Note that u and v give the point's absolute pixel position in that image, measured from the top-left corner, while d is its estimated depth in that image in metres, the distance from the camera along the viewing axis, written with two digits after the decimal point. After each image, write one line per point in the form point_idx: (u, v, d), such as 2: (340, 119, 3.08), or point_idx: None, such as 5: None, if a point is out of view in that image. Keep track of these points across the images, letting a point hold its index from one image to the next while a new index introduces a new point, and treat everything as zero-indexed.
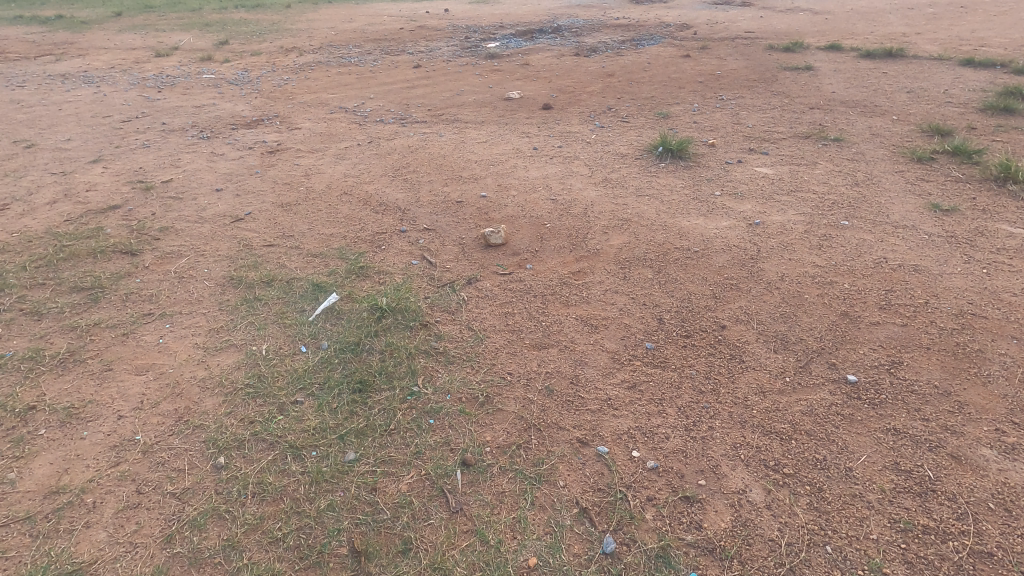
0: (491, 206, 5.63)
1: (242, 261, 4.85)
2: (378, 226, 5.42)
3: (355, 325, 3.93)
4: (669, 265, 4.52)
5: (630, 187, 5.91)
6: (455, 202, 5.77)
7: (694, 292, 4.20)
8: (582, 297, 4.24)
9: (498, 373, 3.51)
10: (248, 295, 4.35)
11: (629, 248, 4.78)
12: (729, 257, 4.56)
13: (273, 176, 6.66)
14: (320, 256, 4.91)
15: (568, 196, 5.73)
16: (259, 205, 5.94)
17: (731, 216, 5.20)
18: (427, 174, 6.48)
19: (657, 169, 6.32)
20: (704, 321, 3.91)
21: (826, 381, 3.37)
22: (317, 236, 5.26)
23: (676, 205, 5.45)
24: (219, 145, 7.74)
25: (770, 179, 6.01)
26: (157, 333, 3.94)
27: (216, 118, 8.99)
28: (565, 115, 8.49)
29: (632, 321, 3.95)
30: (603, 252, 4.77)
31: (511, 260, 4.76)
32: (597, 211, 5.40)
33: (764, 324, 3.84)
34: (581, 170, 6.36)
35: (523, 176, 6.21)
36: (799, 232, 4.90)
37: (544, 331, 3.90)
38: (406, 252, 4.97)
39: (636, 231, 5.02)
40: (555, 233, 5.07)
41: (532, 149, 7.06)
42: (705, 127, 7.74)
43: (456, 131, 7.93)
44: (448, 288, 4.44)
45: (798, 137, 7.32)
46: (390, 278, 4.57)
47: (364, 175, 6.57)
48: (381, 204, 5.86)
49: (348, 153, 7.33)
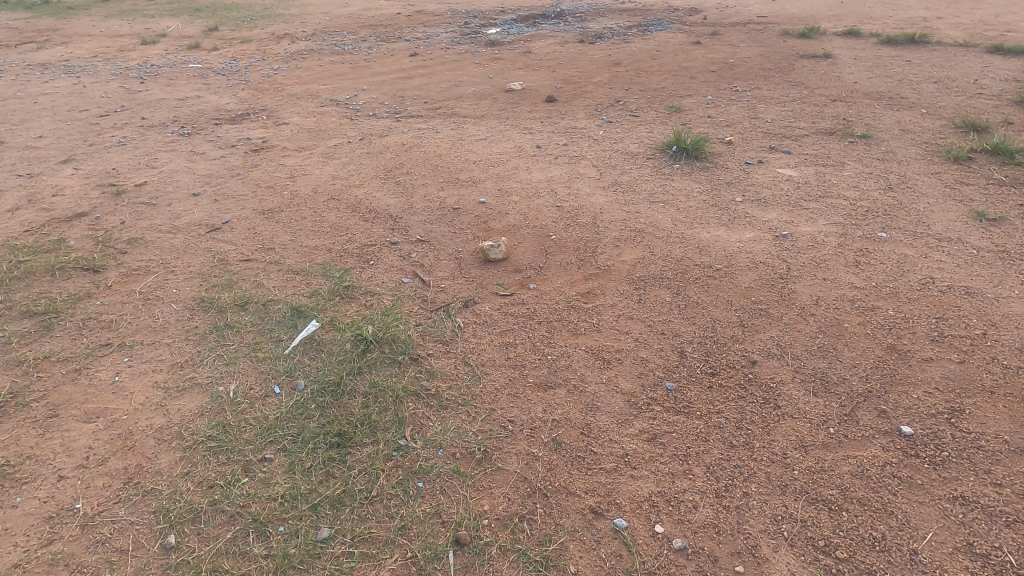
0: (490, 214, 5.14)
1: (215, 279, 4.40)
2: (367, 236, 4.95)
3: (336, 360, 3.47)
4: (688, 286, 4.04)
5: (642, 191, 5.42)
6: (451, 209, 5.29)
7: (718, 319, 3.73)
8: (593, 324, 3.78)
9: (498, 422, 3.07)
10: (219, 321, 3.90)
11: (644, 264, 4.30)
12: (755, 277, 4.08)
13: (256, 178, 6.17)
14: (302, 273, 4.45)
15: (575, 202, 5.24)
16: (239, 212, 5.46)
17: (755, 227, 4.72)
18: (421, 176, 5.98)
19: (671, 171, 5.82)
20: (732, 356, 3.45)
21: (877, 433, 2.92)
22: (300, 249, 4.79)
23: (694, 214, 4.97)
24: (199, 143, 7.23)
25: (795, 182, 5.51)
26: (112, 369, 3.50)
27: (200, 112, 8.48)
28: (570, 109, 7.95)
29: (649, 355, 3.50)
30: (615, 269, 4.29)
31: (513, 279, 4.29)
32: (607, 220, 4.91)
33: (800, 360, 3.37)
34: (589, 172, 5.86)
35: (526, 179, 5.72)
36: (832, 246, 4.42)
37: (550, 367, 3.44)
38: (396, 268, 4.50)
39: (651, 244, 4.54)
40: (561, 246, 4.59)
41: (535, 147, 6.55)
42: (721, 122, 7.21)
43: (454, 127, 7.40)
44: (442, 312, 3.97)
45: (821, 133, 6.80)
46: (378, 301, 4.11)
47: (354, 177, 6.07)
48: (371, 211, 5.38)
49: (337, 151, 6.83)
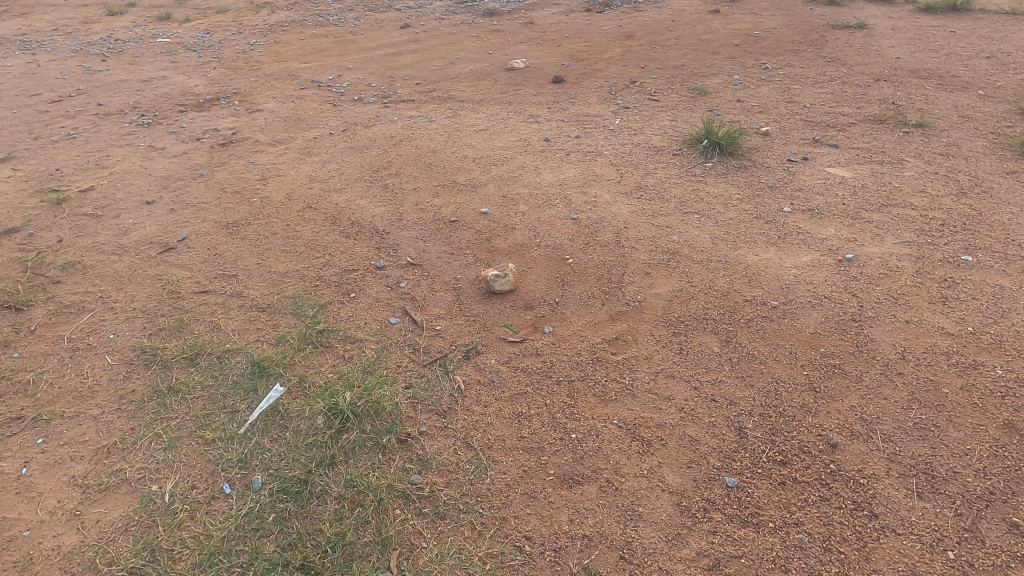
0: (494, 229, 4.36)
1: (162, 319, 3.63)
2: (349, 259, 4.17)
3: (303, 444, 2.74)
4: (739, 331, 3.30)
5: (671, 198, 4.62)
6: (448, 223, 4.50)
7: (781, 379, 3.00)
8: (625, 385, 3.05)
9: (511, 540, 2.37)
10: (161, 382, 3.15)
11: (682, 300, 3.55)
12: (821, 318, 3.33)
13: (221, 181, 5.34)
14: (268, 312, 3.70)
15: (593, 213, 4.45)
16: (198, 225, 4.66)
17: (811, 247, 3.94)
18: (412, 178, 5.16)
19: (703, 171, 5.00)
20: (805, 435, 2.73)
21: (1014, 560, 2.22)
22: (267, 276, 4.02)
23: (735, 230, 4.18)
24: (160, 135, 6.35)
25: (851, 185, 4.71)
26: (22, 456, 2.78)
27: (164, 95, 7.56)
28: (581, 91, 7.06)
29: (698, 433, 2.77)
30: (647, 306, 3.54)
31: (524, 319, 3.54)
32: (633, 238, 4.13)
33: (893, 443, 2.66)
34: (607, 172, 5.05)
35: (534, 183, 4.92)
36: (909, 273, 3.66)
37: (575, 451, 2.72)
38: (382, 303, 3.73)
39: (688, 272, 3.77)
40: (581, 273, 3.83)
41: (543, 140, 5.70)
42: (753, 109, 6.34)
43: (449, 115, 6.52)
44: (438, 367, 3.22)
45: (870, 121, 5.95)
46: (359, 351, 3.36)
47: (334, 180, 5.25)
48: (354, 224, 4.59)
49: (316, 146, 5.98)
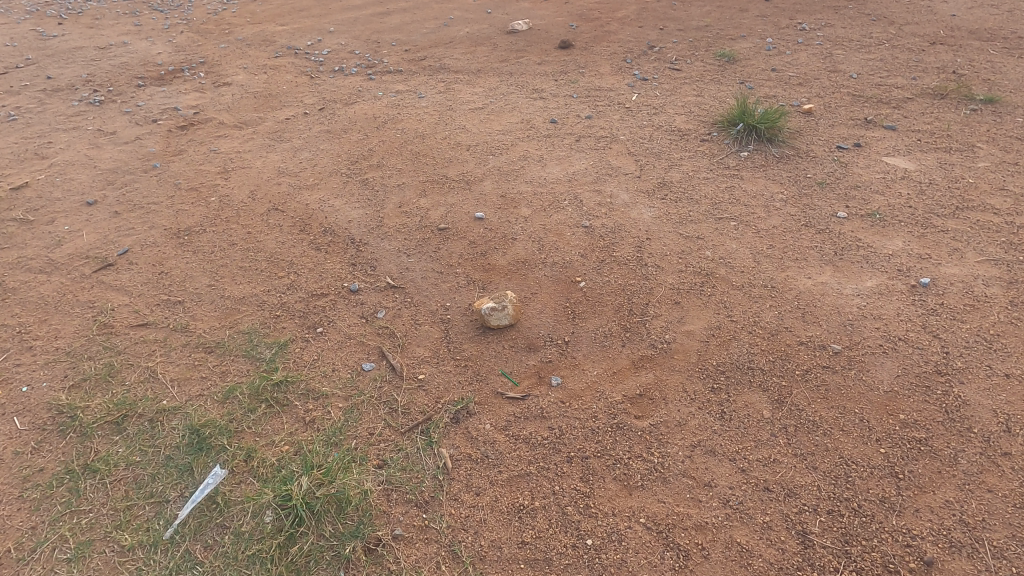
0: (490, 240, 3.66)
1: (88, 365, 3.00)
2: (317, 280, 3.50)
3: (245, 558, 2.16)
4: (794, 388, 2.65)
5: (701, 199, 3.88)
6: (435, 231, 3.80)
7: (851, 460, 2.37)
8: (654, 466, 2.43)
9: None
10: (75, 457, 2.54)
11: (721, 342, 2.88)
12: (897, 369, 2.67)
13: (175, 174, 4.61)
14: (216, 353, 3.06)
15: (607, 219, 3.73)
16: (144, 233, 3.97)
17: (874, 268, 3.24)
18: (396, 171, 4.41)
19: (737, 163, 4.23)
20: (889, 546, 2.11)
21: None
22: (220, 304, 3.36)
23: (781, 242, 3.47)
24: (111, 116, 5.56)
25: (915, 180, 3.95)
26: None
27: (122, 66, 6.72)
28: (591, 59, 6.18)
29: (750, 540, 2.16)
30: (678, 350, 2.88)
31: (526, 365, 2.89)
32: (657, 253, 3.43)
33: (1007, 561, 2.04)
34: (623, 163, 4.29)
35: (538, 178, 4.17)
36: (1002, 305, 2.96)
37: (592, 566, 2.13)
38: (355, 343, 3.09)
39: (726, 302, 3.09)
40: (595, 303, 3.16)
41: (549, 122, 4.91)
42: (791, 80, 5.49)
43: (441, 89, 5.70)
44: (420, 435, 2.60)
45: (929, 96, 5.11)
46: (323, 410, 2.73)
47: (306, 173, 4.51)
48: (326, 233, 3.89)
49: (288, 129, 5.20)
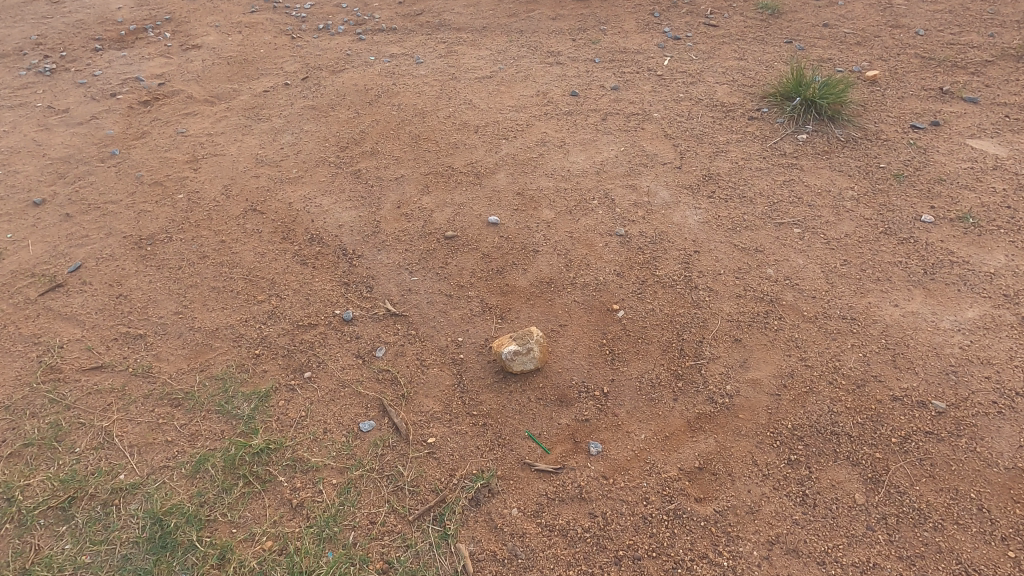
0: (507, 253, 3.09)
1: (29, 425, 2.49)
2: (303, 306, 2.95)
3: None
4: (891, 461, 2.15)
5: (756, 197, 3.27)
6: (442, 240, 3.22)
7: (973, 567, 1.90)
8: (723, 571, 1.96)
9: None
10: (11, 558, 2.08)
11: (795, 396, 2.37)
12: (1019, 439, 2.17)
13: (136, 164, 3.96)
14: (184, 409, 2.55)
15: (646, 225, 3.14)
16: (100, 242, 3.39)
17: (974, 293, 2.68)
18: (392, 160, 3.77)
19: (795, 148, 3.59)
20: None
21: None
22: (188, 340, 2.83)
23: (857, 256, 2.89)
24: (64, 88, 4.84)
25: (1010, 170, 3.32)
26: None
27: (77, 24, 5.90)
28: (613, 12, 5.37)
29: None
30: (743, 406, 2.36)
31: (558, 425, 2.39)
32: (709, 272, 2.86)
33: None
34: (660, 149, 3.65)
35: (560, 169, 3.54)
36: None
37: None
38: (350, 392, 2.57)
39: (798, 339, 2.56)
40: (638, 340, 2.63)
41: (569, 95, 4.21)
42: (848, 39, 4.72)
43: (441, 53, 4.94)
44: (433, 526, 2.13)
45: (1012, 57, 4.36)
46: (313, 489, 2.24)
47: (287, 162, 3.87)
48: (313, 242, 3.31)
49: (266, 104, 4.50)
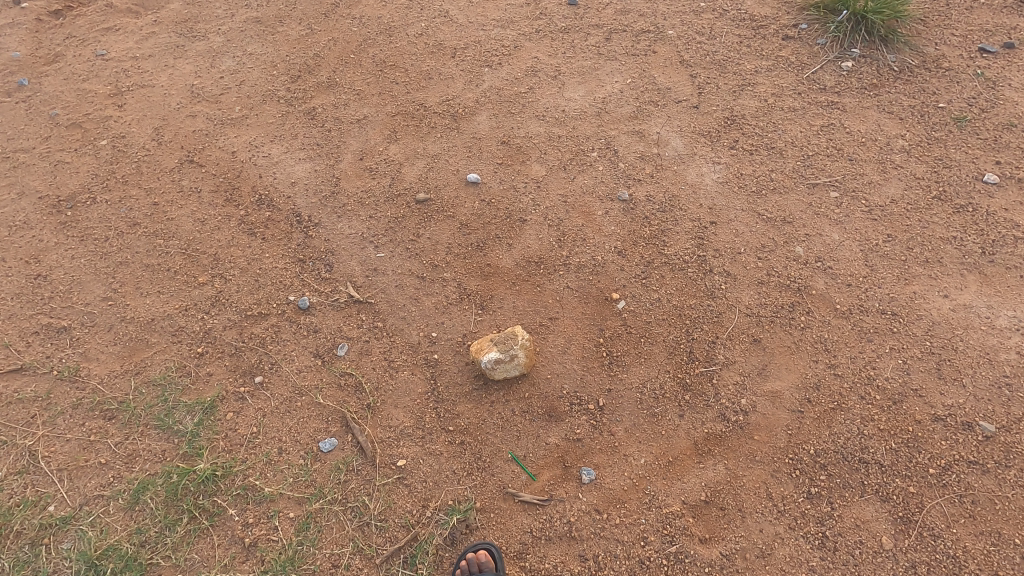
0: (488, 223, 2.62)
1: None
2: (252, 290, 2.53)
3: None
4: (926, 498, 1.87)
5: (787, 148, 2.73)
6: (413, 204, 2.72)
7: None
8: None
9: None
10: None
11: (820, 414, 2.05)
12: None
13: (49, 98, 3.32)
14: (118, 423, 2.22)
15: (654, 187, 2.64)
16: (11, 205, 2.87)
17: None
18: (353, 95, 3.15)
19: (837, 79, 2.98)
20: None
21: None
22: (120, 335, 2.44)
23: (904, 230, 2.43)
24: None
25: None
26: None
27: None
28: None
29: None
30: (759, 426, 2.05)
31: (545, 446, 2.09)
32: (727, 251, 2.42)
33: None
34: (674, 81, 3.03)
35: (553, 110, 2.96)
36: None
37: None
38: (308, 403, 2.24)
39: (827, 340, 2.18)
40: (640, 340, 2.25)
41: (565, 5, 3.46)
42: None
43: None
44: (403, 569, 1.89)
45: None
46: (267, 525, 1.98)
47: (229, 96, 3.24)
48: (261, 205, 2.81)
49: (200, 15, 3.73)
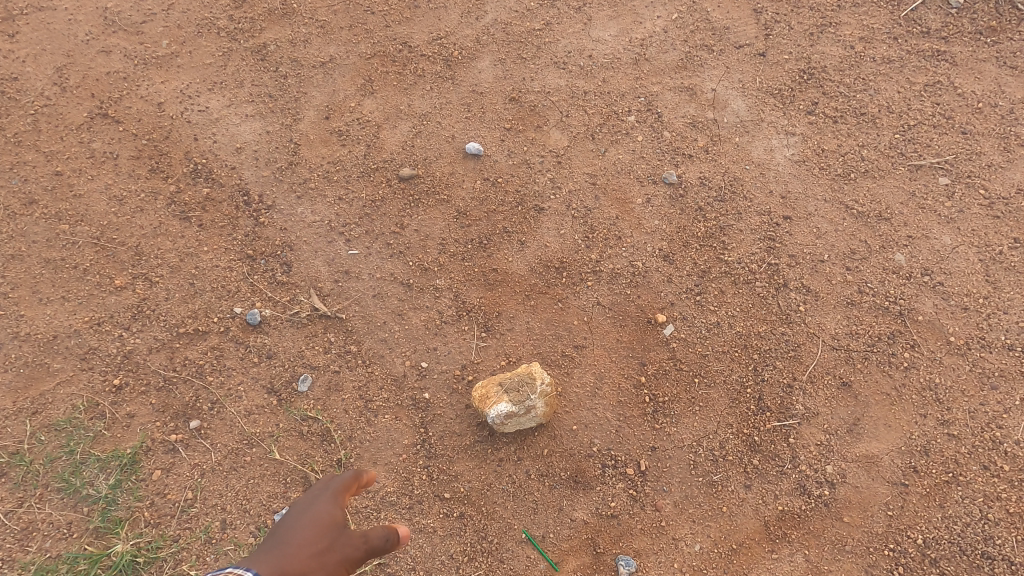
0: (494, 212, 2.02)
1: None
2: (186, 298, 1.95)
3: None
4: None
5: (882, 114, 2.10)
6: (394, 182, 2.09)
7: None
8: None
9: None
10: None
11: (931, 489, 1.57)
12: None
13: None
14: (8, 484, 1.69)
15: (709, 166, 2.02)
16: None
17: None
18: (316, 28, 2.42)
19: (946, 20, 2.29)
20: None
21: None
22: (10, 358, 1.86)
23: None
24: None
25: None
26: None
27: None
28: None
29: None
30: (851, 504, 1.57)
31: (570, 524, 1.61)
32: (805, 257, 1.86)
33: None
34: (734, 18, 2.33)
35: (577, 55, 2.27)
36: None
37: None
38: (261, 458, 1.73)
39: (940, 387, 1.67)
40: (694, 380, 1.73)
41: None
42: None
43: None
44: None
45: None
46: None
47: (154, 25, 2.49)
48: (197, 178, 2.16)
49: None
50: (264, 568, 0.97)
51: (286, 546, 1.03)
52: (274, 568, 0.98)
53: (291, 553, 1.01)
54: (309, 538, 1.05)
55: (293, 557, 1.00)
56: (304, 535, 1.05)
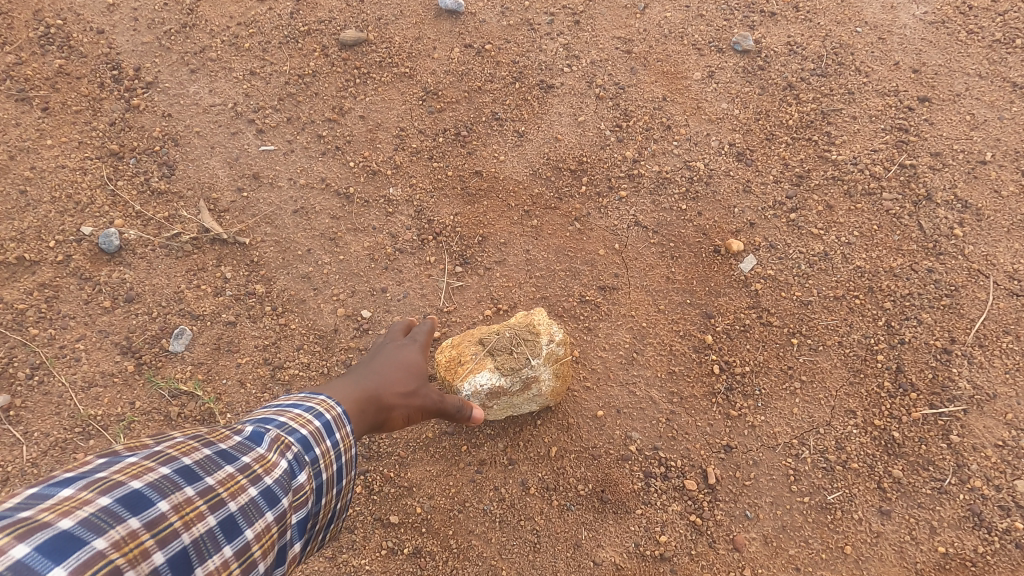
0: (478, 91, 1.35)
1: None
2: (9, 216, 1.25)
3: None
4: None
5: None
6: (333, 49, 1.41)
7: None
8: None
9: None
10: None
11: None
12: None
13: None
14: None
15: (802, 28, 1.35)
16: None
17: None
18: None
19: None
20: None
21: None
22: None
23: None
24: None
25: None
26: None
27: None
28: None
29: None
30: None
31: (593, 569, 0.99)
32: (957, 156, 1.20)
33: None
34: None
35: None
36: None
37: None
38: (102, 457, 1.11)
39: None
40: (789, 340, 1.09)
41: None
42: None
43: None
44: None
45: None
46: None
47: None
48: (49, 46, 1.41)
49: None
50: (358, 391, 0.79)
51: (367, 373, 0.85)
52: (366, 390, 0.80)
53: (382, 381, 0.83)
54: (396, 373, 0.88)
55: (384, 387, 0.83)
56: (390, 368, 0.87)
